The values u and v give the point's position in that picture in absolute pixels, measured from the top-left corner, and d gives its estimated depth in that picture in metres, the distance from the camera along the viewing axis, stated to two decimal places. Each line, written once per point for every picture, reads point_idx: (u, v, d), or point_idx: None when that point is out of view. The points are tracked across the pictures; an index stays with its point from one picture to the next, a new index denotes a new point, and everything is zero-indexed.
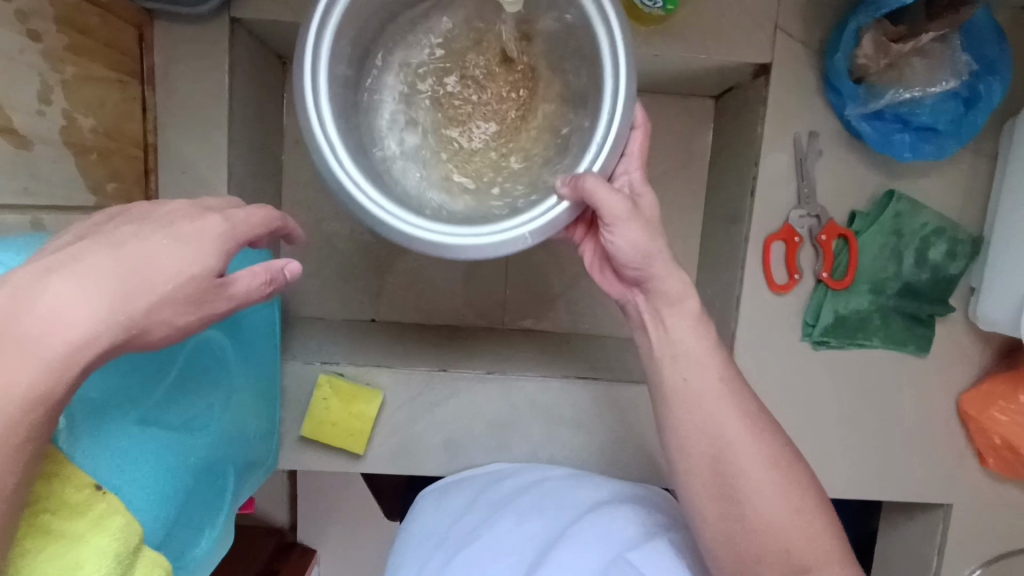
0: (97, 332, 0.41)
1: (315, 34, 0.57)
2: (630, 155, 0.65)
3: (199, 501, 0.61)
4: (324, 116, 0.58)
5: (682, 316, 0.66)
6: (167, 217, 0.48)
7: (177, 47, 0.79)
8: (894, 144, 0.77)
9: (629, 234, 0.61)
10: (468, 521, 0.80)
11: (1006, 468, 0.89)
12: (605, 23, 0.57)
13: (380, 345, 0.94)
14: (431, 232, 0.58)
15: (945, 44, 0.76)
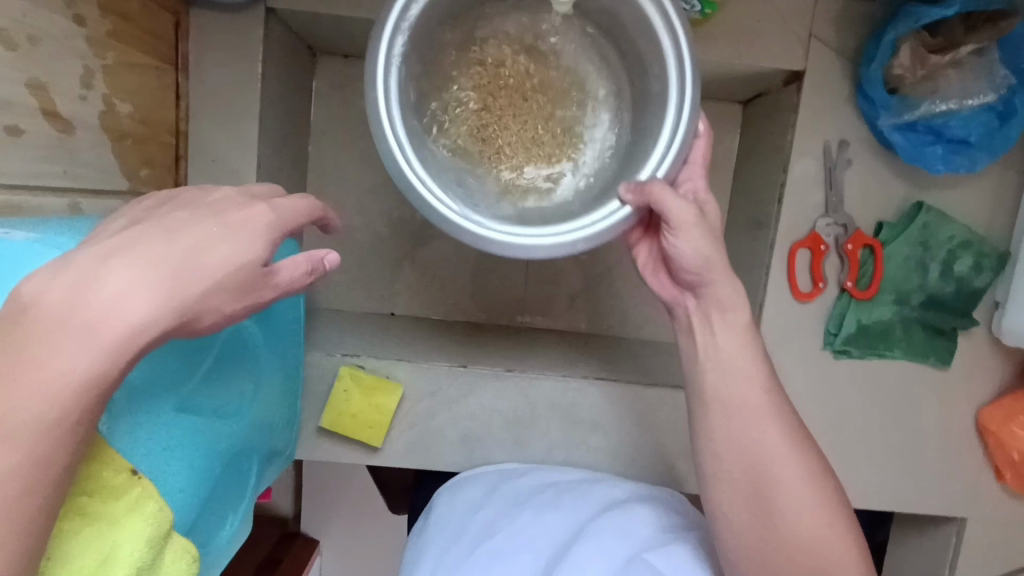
0: (153, 318, 0.41)
1: (391, 32, 0.58)
2: (693, 163, 0.66)
3: (226, 487, 0.61)
4: (393, 113, 0.59)
5: (708, 322, 0.67)
6: (217, 205, 0.48)
7: (211, 36, 0.79)
8: (926, 155, 0.77)
9: (691, 240, 0.62)
10: (485, 518, 0.80)
11: (1022, 484, 0.90)
12: (674, 37, 0.59)
13: (400, 339, 0.94)
14: (490, 232, 0.60)
15: (982, 56, 0.75)
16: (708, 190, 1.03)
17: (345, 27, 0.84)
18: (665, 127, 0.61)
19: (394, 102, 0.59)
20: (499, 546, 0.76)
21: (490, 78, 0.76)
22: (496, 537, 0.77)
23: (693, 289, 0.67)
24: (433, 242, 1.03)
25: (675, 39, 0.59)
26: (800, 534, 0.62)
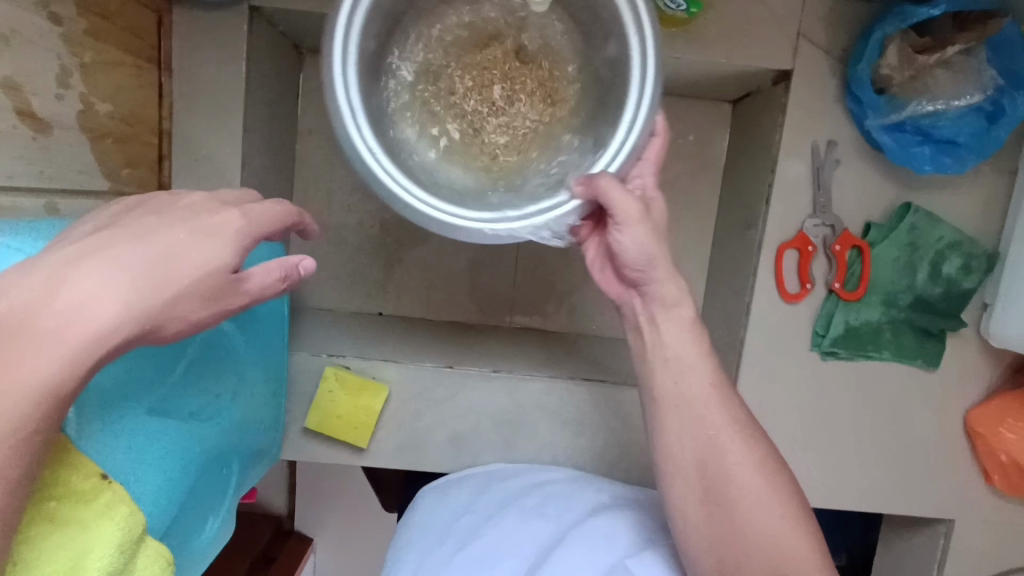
0: (113, 325, 0.41)
1: (349, 8, 0.57)
2: (647, 160, 0.65)
3: (204, 490, 0.61)
4: (349, 82, 0.58)
5: (653, 318, 0.67)
6: (187, 210, 0.48)
7: (195, 34, 0.78)
8: (913, 156, 0.76)
9: (635, 237, 0.62)
10: (471, 521, 0.80)
11: (1011, 486, 0.90)
12: (640, 33, 0.59)
13: (387, 339, 0.94)
14: (444, 215, 0.61)
15: (972, 56, 0.74)
16: (698, 190, 1.03)
17: (330, 24, 0.83)
18: (624, 116, 0.61)
19: (350, 68, 0.58)
20: (483, 549, 0.76)
21: (458, 56, 0.73)
22: (480, 541, 0.77)
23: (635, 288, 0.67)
24: (422, 242, 1.03)
25: (641, 30, 0.59)
26: (779, 541, 0.61)
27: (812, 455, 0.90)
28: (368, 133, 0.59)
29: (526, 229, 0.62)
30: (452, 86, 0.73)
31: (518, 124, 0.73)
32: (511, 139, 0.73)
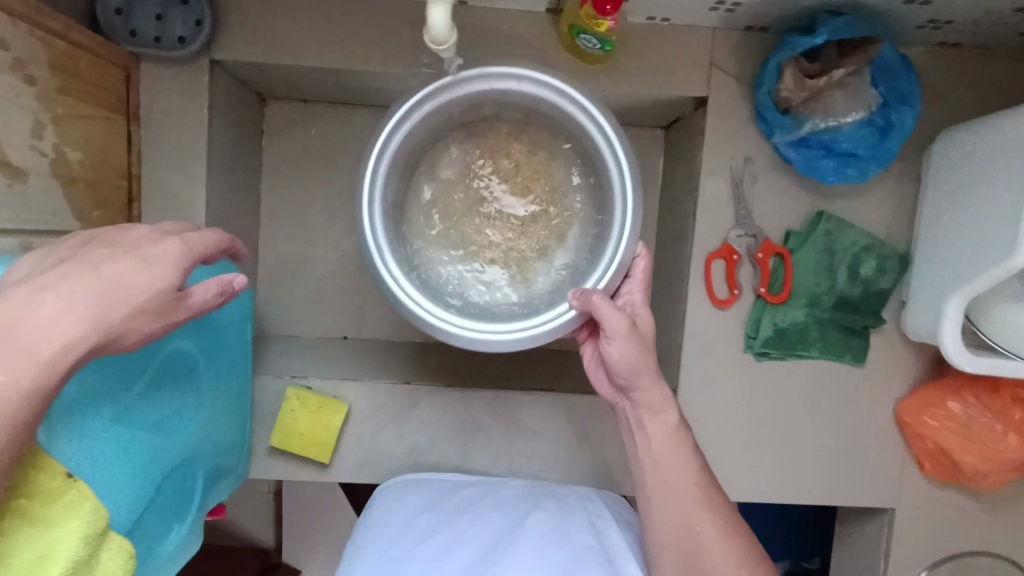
0: (84, 335, 0.48)
1: (375, 157, 0.71)
2: (633, 278, 0.75)
3: (167, 498, 0.66)
4: (375, 218, 0.71)
5: (639, 419, 0.76)
6: (134, 241, 0.54)
7: (161, 87, 0.86)
8: (818, 168, 0.85)
9: (623, 349, 0.70)
10: (426, 520, 0.83)
11: (942, 472, 0.95)
12: (618, 167, 0.72)
13: (349, 360, 0.99)
14: (449, 324, 0.72)
15: (860, 78, 0.83)
16: None
17: (286, 72, 0.91)
18: (610, 245, 0.73)
19: (377, 212, 0.71)
20: (439, 548, 0.79)
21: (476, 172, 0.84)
22: (438, 540, 0.80)
23: (626, 393, 0.75)
24: None
25: (620, 166, 0.72)
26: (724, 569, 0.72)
27: (752, 451, 0.95)
28: (389, 258, 0.71)
29: (514, 342, 0.71)
30: (467, 206, 0.84)
31: (520, 232, 0.84)
32: (515, 253, 0.83)
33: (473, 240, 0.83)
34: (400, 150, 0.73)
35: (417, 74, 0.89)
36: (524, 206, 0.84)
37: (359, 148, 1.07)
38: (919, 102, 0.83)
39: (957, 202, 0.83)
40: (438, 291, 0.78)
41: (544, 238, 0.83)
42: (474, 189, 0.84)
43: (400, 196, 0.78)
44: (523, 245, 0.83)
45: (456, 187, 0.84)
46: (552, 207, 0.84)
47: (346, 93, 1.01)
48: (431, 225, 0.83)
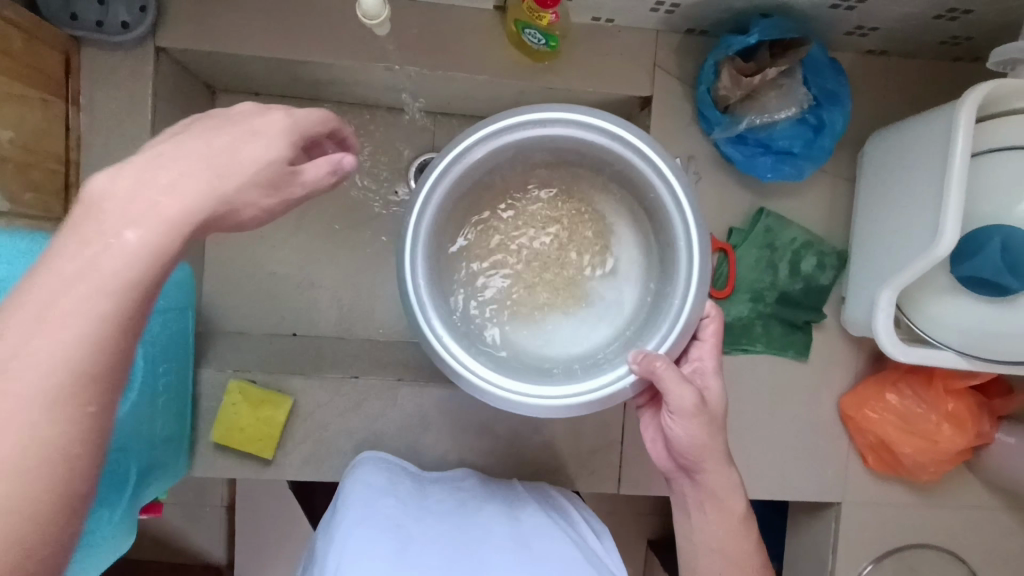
0: (199, 200, 0.45)
1: (419, 205, 0.68)
2: (705, 341, 0.71)
3: (97, 487, 0.64)
4: (415, 267, 0.68)
5: (700, 502, 0.71)
6: (241, 119, 0.51)
7: (104, 72, 0.85)
8: (757, 165, 0.89)
9: (689, 426, 0.67)
10: (397, 508, 0.76)
11: (884, 465, 0.97)
12: (684, 229, 0.68)
13: (295, 355, 0.97)
14: (488, 383, 0.68)
15: (792, 78, 0.85)
16: None
17: (234, 61, 0.92)
18: (673, 310, 0.68)
19: (418, 261, 0.68)
20: (417, 536, 0.72)
21: (530, 219, 0.80)
22: (413, 531, 0.72)
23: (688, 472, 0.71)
24: (334, 265, 1.09)
25: (685, 226, 0.68)
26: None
27: None
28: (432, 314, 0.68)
29: (560, 409, 0.67)
30: (513, 254, 0.79)
31: (569, 285, 0.79)
32: (567, 309, 0.78)
33: (518, 293, 0.78)
34: (448, 196, 0.71)
35: (366, 66, 0.90)
36: (578, 261, 0.80)
37: None
38: (848, 102, 0.87)
39: (887, 199, 0.85)
40: (481, 344, 0.73)
41: (597, 296, 0.79)
42: (523, 240, 0.79)
43: (450, 245, 0.74)
44: (573, 300, 0.79)
45: (504, 238, 0.79)
46: (611, 266, 0.79)
47: (298, 87, 1.02)
48: (477, 274, 0.78)
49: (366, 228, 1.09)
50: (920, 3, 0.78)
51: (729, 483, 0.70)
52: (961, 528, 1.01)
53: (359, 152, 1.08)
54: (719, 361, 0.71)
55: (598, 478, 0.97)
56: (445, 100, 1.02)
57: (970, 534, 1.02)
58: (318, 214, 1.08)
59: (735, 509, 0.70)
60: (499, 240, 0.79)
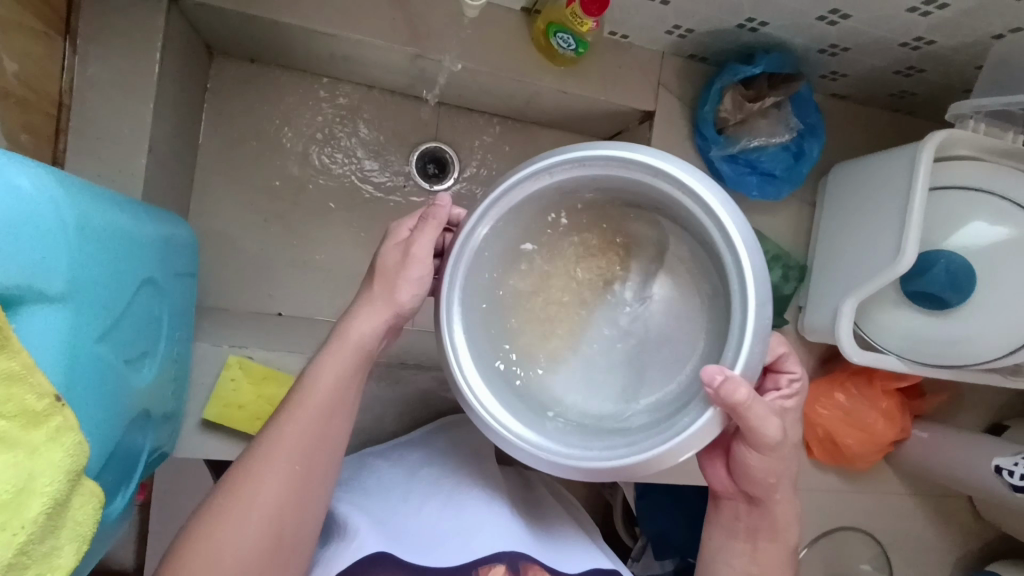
0: None
1: (460, 250, 0.66)
2: (790, 382, 0.70)
3: (120, 455, 0.60)
4: (453, 303, 0.66)
5: (752, 519, 0.73)
6: (398, 261, 0.65)
7: (107, 15, 0.77)
8: (745, 183, 0.99)
9: (768, 456, 0.67)
10: (388, 481, 0.78)
11: (826, 455, 1.10)
12: (734, 253, 0.60)
13: (289, 334, 0.93)
14: (520, 438, 0.64)
15: (781, 109, 0.97)
16: None
17: (251, 23, 0.87)
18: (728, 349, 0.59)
19: (455, 300, 0.66)
20: (397, 504, 0.73)
21: (594, 257, 0.72)
22: (397, 497, 0.74)
23: (752, 497, 0.72)
24: (323, 247, 1.05)
25: (739, 257, 0.60)
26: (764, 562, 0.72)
27: None
28: (463, 355, 0.66)
29: (584, 471, 0.61)
30: (571, 296, 0.72)
31: (631, 337, 0.70)
32: (630, 364, 0.70)
33: (568, 342, 0.71)
34: (489, 239, 0.68)
35: (393, 49, 0.89)
36: (639, 306, 0.70)
37: (310, 120, 1.04)
38: (822, 137, 1.00)
39: (866, 222, 0.96)
40: (527, 399, 0.68)
41: (664, 354, 0.68)
42: (580, 282, 0.72)
43: (486, 291, 0.70)
44: (640, 355, 0.69)
45: (563, 279, 0.72)
46: (679, 310, 0.69)
47: (307, 60, 0.99)
48: (528, 320, 0.71)
49: (360, 212, 1.07)
50: (888, 59, 0.93)
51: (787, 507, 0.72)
52: (879, 513, 1.17)
53: (359, 133, 1.06)
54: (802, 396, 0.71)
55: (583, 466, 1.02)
56: (458, 92, 1.03)
57: (885, 520, 1.18)
58: (312, 194, 1.05)
59: (783, 529, 0.73)
60: (559, 280, 0.72)
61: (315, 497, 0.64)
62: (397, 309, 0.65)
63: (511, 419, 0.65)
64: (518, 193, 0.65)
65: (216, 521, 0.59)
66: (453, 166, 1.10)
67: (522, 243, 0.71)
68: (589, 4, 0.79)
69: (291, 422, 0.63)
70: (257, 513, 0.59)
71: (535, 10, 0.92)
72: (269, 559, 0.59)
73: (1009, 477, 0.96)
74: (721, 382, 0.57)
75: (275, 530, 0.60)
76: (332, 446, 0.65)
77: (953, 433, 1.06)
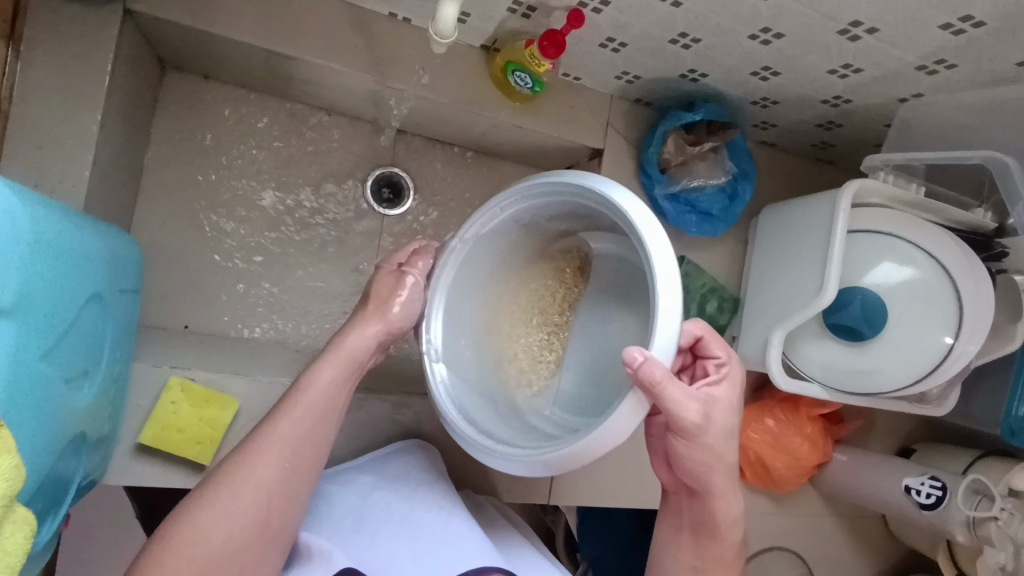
0: None
1: (446, 266, 0.78)
2: (726, 370, 0.71)
3: (57, 475, 0.59)
4: (435, 310, 0.78)
5: (698, 528, 0.77)
6: (393, 287, 0.78)
7: (54, 22, 0.74)
8: (685, 220, 1.06)
9: (701, 450, 0.69)
10: (347, 506, 0.79)
11: (756, 478, 1.16)
12: (646, 253, 0.62)
13: (233, 354, 0.90)
14: (470, 433, 0.71)
15: (718, 154, 1.05)
16: None
17: (210, 42, 0.87)
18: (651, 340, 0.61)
19: (436, 309, 0.78)
20: (358, 533, 0.74)
21: (566, 290, 0.84)
22: (359, 524, 0.76)
23: (695, 492, 0.75)
24: (272, 267, 1.04)
25: (644, 248, 0.62)
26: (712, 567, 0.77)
27: (619, 459, 1.08)
28: (437, 354, 0.76)
29: (519, 465, 0.66)
30: (539, 322, 0.84)
31: (586, 359, 0.80)
32: (584, 381, 0.78)
33: (535, 360, 0.83)
34: (471, 265, 0.79)
35: (354, 75, 0.90)
36: (597, 332, 0.80)
37: (263, 139, 1.03)
38: (754, 179, 1.08)
39: (795, 254, 1.04)
40: (498, 407, 0.77)
41: (611, 370, 0.74)
42: (551, 312, 0.84)
43: (472, 314, 0.81)
44: (594, 374, 0.77)
45: (535, 309, 0.84)
46: (626, 331, 0.75)
47: (264, 81, 0.98)
48: (507, 341, 0.83)
49: (312, 233, 1.06)
50: (811, 113, 1.02)
51: (736, 512, 0.75)
52: (804, 532, 1.24)
53: (314, 155, 1.06)
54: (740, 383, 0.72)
55: (529, 489, 1.03)
56: (415, 121, 1.06)
57: (809, 539, 1.25)
58: (263, 213, 1.04)
59: (730, 534, 0.76)
60: (531, 312, 0.84)
61: (300, 492, 0.70)
62: (388, 325, 0.76)
63: (475, 419, 0.73)
64: (489, 224, 0.76)
65: (210, 505, 0.65)
66: (409, 192, 1.11)
67: (502, 274, 0.83)
68: (546, 46, 0.83)
69: (286, 419, 0.70)
70: (247, 498, 0.66)
71: (494, 49, 0.96)
72: (256, 542, 0.66)
73: (917, 496, 1.05)
74: (640, 362, 0.59)
75: (262, 516, 0.66)
76: (319, 445, 0.72)
77: (868, 456, 1.15)
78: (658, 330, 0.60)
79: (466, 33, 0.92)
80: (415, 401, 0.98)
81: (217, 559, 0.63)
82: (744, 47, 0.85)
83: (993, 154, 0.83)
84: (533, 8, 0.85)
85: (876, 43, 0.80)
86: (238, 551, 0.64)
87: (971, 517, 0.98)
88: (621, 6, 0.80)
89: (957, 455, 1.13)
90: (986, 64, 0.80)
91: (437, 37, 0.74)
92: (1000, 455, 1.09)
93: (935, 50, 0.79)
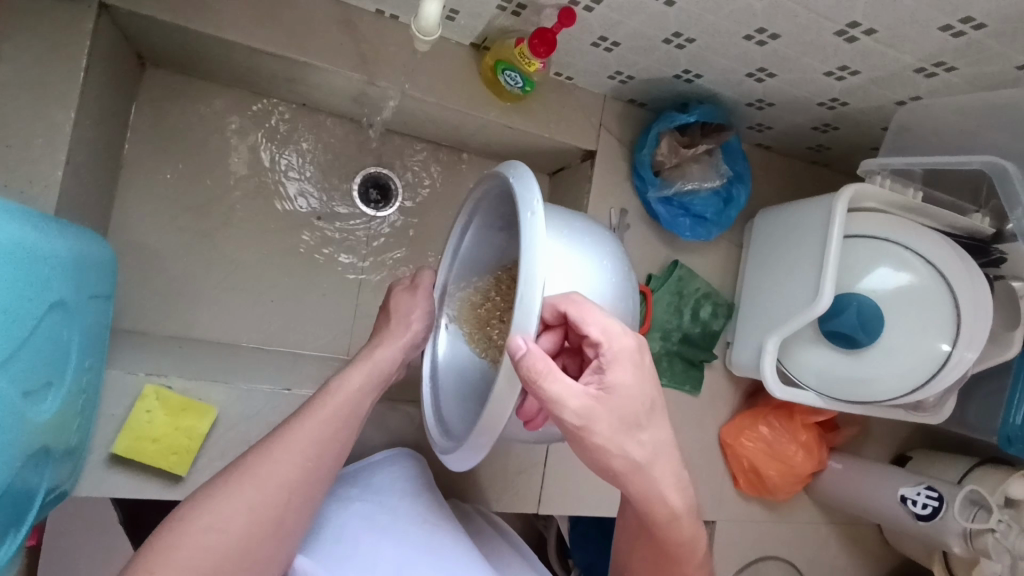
0: None
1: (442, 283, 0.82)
2: (617, 358, 0.62)
3: (17, 488, 0.57)
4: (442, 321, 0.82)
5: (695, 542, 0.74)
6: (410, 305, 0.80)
7: (27, 17, 0.72)
8: (678, 224, 1.04)
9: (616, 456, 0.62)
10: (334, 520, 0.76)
11: (750, 487, 1.14)
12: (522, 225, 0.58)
13: (212, 360, 0.88)
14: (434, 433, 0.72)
15: (713, 156, 1.03)
16: None
17: (189, 37, 0.84)
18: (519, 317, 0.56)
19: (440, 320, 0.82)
20: (345, 549, 0.72)
21: None
22: (345, 538, 0.73)
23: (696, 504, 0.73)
24: (255, 268, 1.01)
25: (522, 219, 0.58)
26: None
27: None
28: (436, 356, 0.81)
29: (458, 458, 0.65)
30: None
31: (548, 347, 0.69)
32: None
33: None
34: (461, 281, 0.82)
35: (342, 74, 0.88)
36: None
37: (246, 138, 1.01)
38: (750, 182, 1.06)
39: (784, 263, 1.02)
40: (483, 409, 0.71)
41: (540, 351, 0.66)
42: None
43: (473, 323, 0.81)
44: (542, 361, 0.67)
45: None
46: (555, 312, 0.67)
47: (249, 79, 0.96)
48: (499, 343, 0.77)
49: (296, 234, 1.03)
50: (807, 115, 1.00)
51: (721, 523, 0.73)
52: (798, 539, 1.23)
53: (300, 155, 1.04)
54: (637, 371, 0.62)
55: (519, 498, 1.01)
56: (404, 119, 1.03)
57: (802, 546, 1.23)
58: (246, 214, 1.01)
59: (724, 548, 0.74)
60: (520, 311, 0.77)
61: (314, 491, 0.69)
62: (414, 333, 0.78)
63: (447, 424, 0.73)
64: (460, 244, 0.79)
65: (230, 497, 0.64)
66: (396, 193, 1.09)
67: (496, 280, 0.82)
68: (536, 45, 0.81)
69: (313, 417, 0.70)
70: (269, 491, 0.65)
71: (485, 47, 0.94)
72: (267, 538, 0.64)
73: (913, 506, 1.03)
74: (524, 352, 0.54)
75: (277, 511, 0.65)
76: (342, 447, 0.71)
77: (863, 464, 1.13)
78: (531, 310, 0.56)
79: (456, 31, 0.90)
80: (402, 406, 0.95)
81: (230, 552, 0.62)
82: (739, 47, 0.83)
83: (993, 159, 0.81)
84: (523, 5, 0.82)
85: (873, 44, 0.78)
86: (249, 546, 0.63)
87: (966, 528, 0.96)
88: (614, 5, 0.78)
89: (953, 462, 1.11)
90: (986, 67, 0.78)
91: (420, 35, 0.72)
92: (995, 463, 1.07)
93: (933, 52, 0.77)
